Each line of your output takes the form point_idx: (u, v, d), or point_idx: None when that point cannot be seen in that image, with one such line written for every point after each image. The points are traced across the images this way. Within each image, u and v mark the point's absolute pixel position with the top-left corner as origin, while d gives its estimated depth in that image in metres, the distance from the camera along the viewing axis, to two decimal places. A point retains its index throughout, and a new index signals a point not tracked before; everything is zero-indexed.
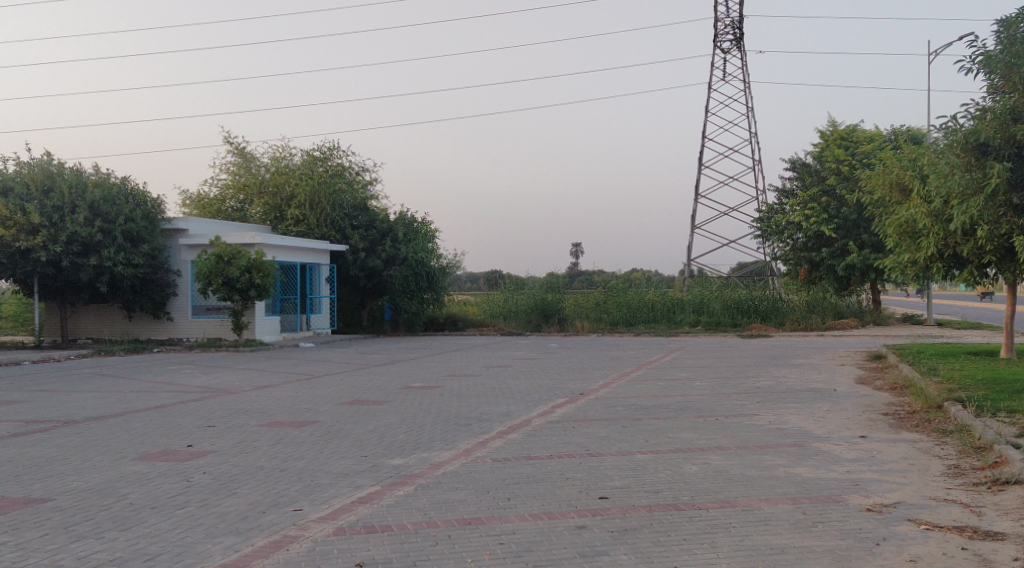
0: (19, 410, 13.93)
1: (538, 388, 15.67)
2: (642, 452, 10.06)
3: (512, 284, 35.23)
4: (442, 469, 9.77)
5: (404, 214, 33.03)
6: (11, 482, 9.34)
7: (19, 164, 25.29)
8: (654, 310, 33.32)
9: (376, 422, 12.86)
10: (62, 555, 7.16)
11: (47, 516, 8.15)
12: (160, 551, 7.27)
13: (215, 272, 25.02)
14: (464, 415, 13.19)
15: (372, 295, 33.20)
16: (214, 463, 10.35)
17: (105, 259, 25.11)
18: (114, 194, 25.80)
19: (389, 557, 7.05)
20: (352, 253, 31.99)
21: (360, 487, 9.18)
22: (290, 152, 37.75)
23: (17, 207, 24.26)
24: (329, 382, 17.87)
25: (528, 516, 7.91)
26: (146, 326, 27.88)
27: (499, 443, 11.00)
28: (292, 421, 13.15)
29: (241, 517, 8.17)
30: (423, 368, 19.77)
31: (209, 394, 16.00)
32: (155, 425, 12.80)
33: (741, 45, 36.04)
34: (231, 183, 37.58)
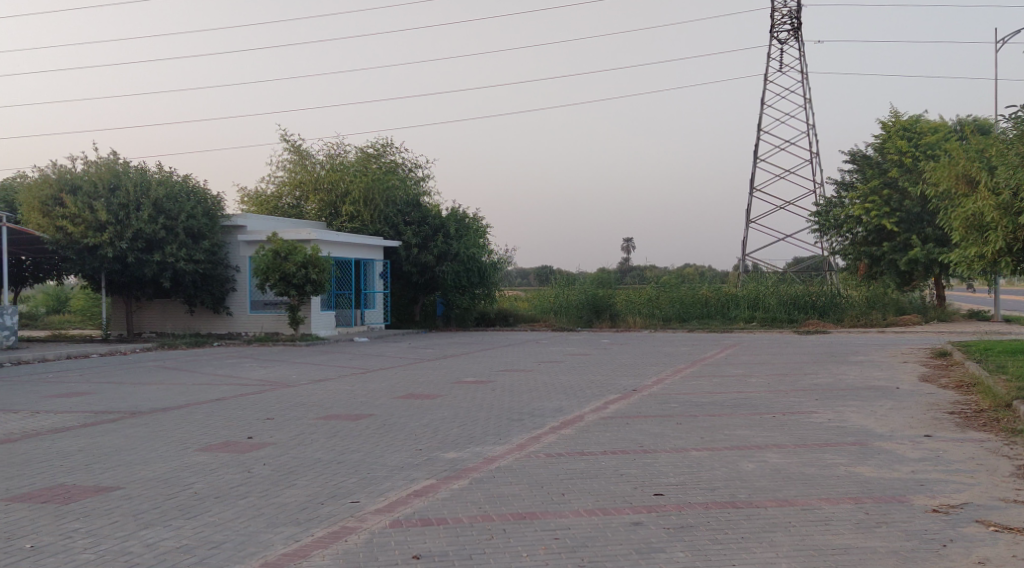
0: (87, 401, 14.33)
1: (591, 384, 15.61)
2: (697, 449, 9.99)
3: (563, 279, 35.05)
4: (497, 464, 9.81)
5: (456, 210, 33.14)
6: (81, 470, 9.62)
7: (86, 163, 25.88)
8: (707, 306, 33.04)
9: (430, 416, 12.96)
10: (131, 541, 7.35)
11: (116, 503, 8.37)
12: (223, 540, 7.42)
13: (272, 267, 25.41)
14: (518, 410, 13.22)
15: (425, 290, 33.41)
16: (273, 455, 10.52)
17: (169, 255, 25.63)
18: (177, 191, 26.32)
19: (446, 549, 7.09)
20: (405, 249, 32.27)
21: (415, 480, 9.27)
22: (344, 149, 38.08)
23: (85, 205, 24.87)
24: (384, 376, 18.04)
25: (583, 511, 7.90)
26: (206, 320, 28.46)
27: (554, 438, 11.00)
28: (348, 415, 13.31)
29: (300, 508, 8.29)
30: (475, 363, 19.84)
31: (268, 387, 16.29)
32: (216, 417, 13.06)
33: (799, 35, 35.45)
34: (287, 181, 38.02)
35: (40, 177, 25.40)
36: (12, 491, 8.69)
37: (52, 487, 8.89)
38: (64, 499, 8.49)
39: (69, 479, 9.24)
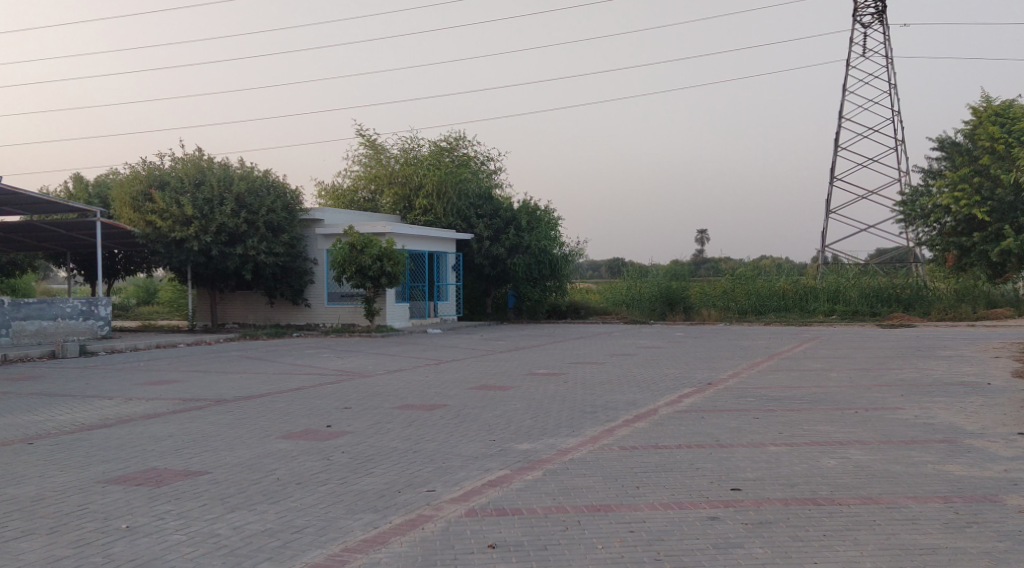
0: (175, 388, 14.87)
1: (666, 377, 15.53)
2: (776, 444, 9.90)
3: (636, 271, 34.81)
4: (571, 456, 9.87)
5: (528, 202, 33.25)
6: (171, 454, 10.01)
7: (173, 159, 26.78)
8: (784, 299, 32.51)
9: (504, 408, 13.09)
10: (219, 523, 7.64)
11: (205, 487, 8.70)
12: (306, 525, 7.65)
13: (349, 260, 25.90)
14: (592, 402, 13.26)
15: (496, 283, 33.65)
16: (351, 443, 10.77)
17: (250, 248, 26.29)
18: (258, 186, 26.97)
19: (521, 539, 7.19)
20: (478, 242, 32.52)
21: (490, 470, 9.39)
22: (418, 144, 38.59)
23: (172, 200, 25.74)
24: (458, 367, 18.25)
25: (658, 505, 7.92)
26: (286, 312, 29.15)
27: (628, 431, 11.01)
28: (423, 405, 13.52)
29: (378, 496, 8.48)
30: (548, 355, 19.89)
31: (345, 377, 16.65)
32: (296, 405, 13.42)
33: (883, 19, 34.58)
34: (362, 175, 38.62)
35: (131, 174, 26.43)
36: (108, 474, 9.10)
37: (145, 470, 9.27)
38: (156, 482, 8.86)
39: (159, 463, 9.62)
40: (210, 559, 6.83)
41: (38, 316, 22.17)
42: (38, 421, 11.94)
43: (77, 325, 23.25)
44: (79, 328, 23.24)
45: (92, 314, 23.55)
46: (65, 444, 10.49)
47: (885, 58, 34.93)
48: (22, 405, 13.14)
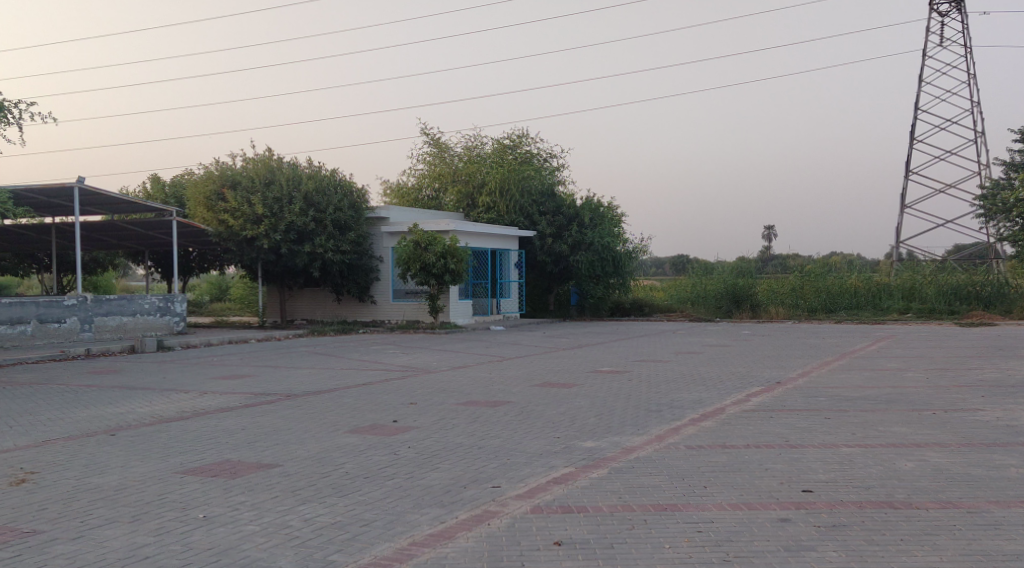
0: (247, 383, 15.21)
1: (734, 375, 15.38)
2: (848, 445, 9.74)
3: (701, 268, 34.45)
4: (636, 454, 9.85)
5: (592, 199, 33.21)
6: (244, 447, 10.26)
7: (245, 159, 27.33)
8: (857, 295, 32.07)
9: (569, 405, 13.12)
10: (291, 516, 7.80)
11: (277, 480, 8.90)
12: (375, 518, 7.77)
13: (413, 257, 26.16)
14: (658, 400, 13.20)
15: (559, 280, 33.66)
16: (418, 438, 10.89)
17: (318, 246, 26.72)
18: (325, 185, 27.38)
19: (587, 537, 7.20)
20: (540, 239, 32.56)
21: (555, 467, 9.42)
22: (481, 142, 38.89)
23: (244, 199, 26.30)
24: (522, 365, 18.29)
25: (726, 505, 7.86)
26: (352, 308, 29.60)
27: (694, 430, 10.92)
28: (487, 401, 13.62)
29: (444, 491, 8.57)
30: (612, 353, 19.84)
31: (410, 373, 16.85)
32: (364, 401, 13.61)
33: (961, 7, 33.64)
34: (427, 173, 39.09)
35: (205, 174, 27.04)
36: (184, 465, 9.36)
37: (220, 462, 9.52)
38: (231, 473, 9.09)
39: (233, 455, 9.87)
40: (283, 550, 6.98)
41: (119, 311, 22.87)
42: (119, 413, 12.33)
43: (155, 321, 23.94)
44: (157, 324, 23.94)
45: (168, 311, 24.27)
46: (144, 436, 10.81)
47: (964, 47, 33.97)
48: (103, 397, 13.59)
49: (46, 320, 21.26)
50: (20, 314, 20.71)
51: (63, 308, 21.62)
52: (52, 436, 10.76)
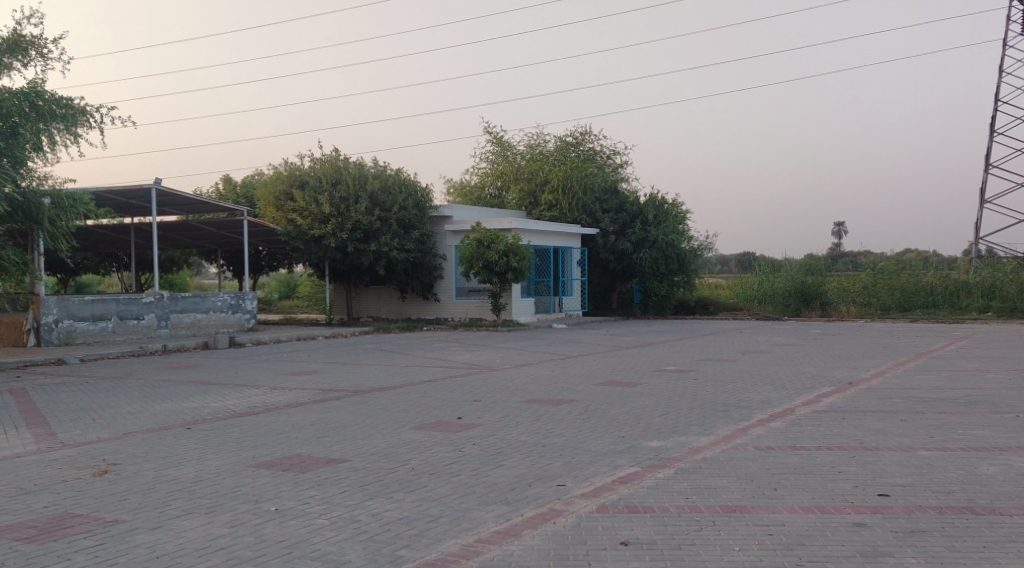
0: (316, 379, 15.45)
1: (804, 375, 15.09)
2: (926, 448, 9.47)
3: (768, 266, 33.91)
4: (704, 454, 9.74)
5: (655, 196, 32.92)
6: (313, 442, 10.41)
7: (313, 160, 27.79)
8: (934, 294, 31.23)
9: (633, 404, 13.02)
10: (359, 510, 7.89)
11: (345, 475, 9.01)
12: (440, 515, 7.81)
13: (477, 256, 26.28)
14: (725, 400, 13.03)
15: (622, 278, 33.48)
16: (482, 436, 10.93)
17: (383, 245, 27.03)
18: (391, 184, 27.64)
19: (654, 538, 7.14)
20: (603, 237, 32.42)
21: (620, 467, 9.36)
22: (544, 140, 38.97)
23: (311, 199, 26.75)
24: (585, 363, 18.24)
25: (798, 508, 7.72)
26: (417, 306, 29.88)
27: (763, 431, 10.74)
28: (550, 399, 13.61)
29: (509, 489, 8.58)
30: (677, 352, 19.64)
31: (474, 370, 16.95)
32: (429, 397, 13.71)
33: None
34: (490, 172, 39.41)
35: (274, 174, 27.58)
36: (256, 459, 9.54)
37: (290, 456, 9.68)
38: (301, 468, 9.23)
39: (302, 450, 10.03)
40: (352, 544, 7.06)
41: (193, 309, 23.44)
42: (194, 407, 12.63)
43: (227, 318, 24.50)
44: (229, 321, 24.50)
45: (240, 308, 24.82)
46: (218, 430, 11.04)
47: None
48: (178, 392, 13.96)
49: (126, 317, 21.86)
50: (102, 311, 21.34)
51: (142, 305, 22.22)
52: (132, 429, 11.08)
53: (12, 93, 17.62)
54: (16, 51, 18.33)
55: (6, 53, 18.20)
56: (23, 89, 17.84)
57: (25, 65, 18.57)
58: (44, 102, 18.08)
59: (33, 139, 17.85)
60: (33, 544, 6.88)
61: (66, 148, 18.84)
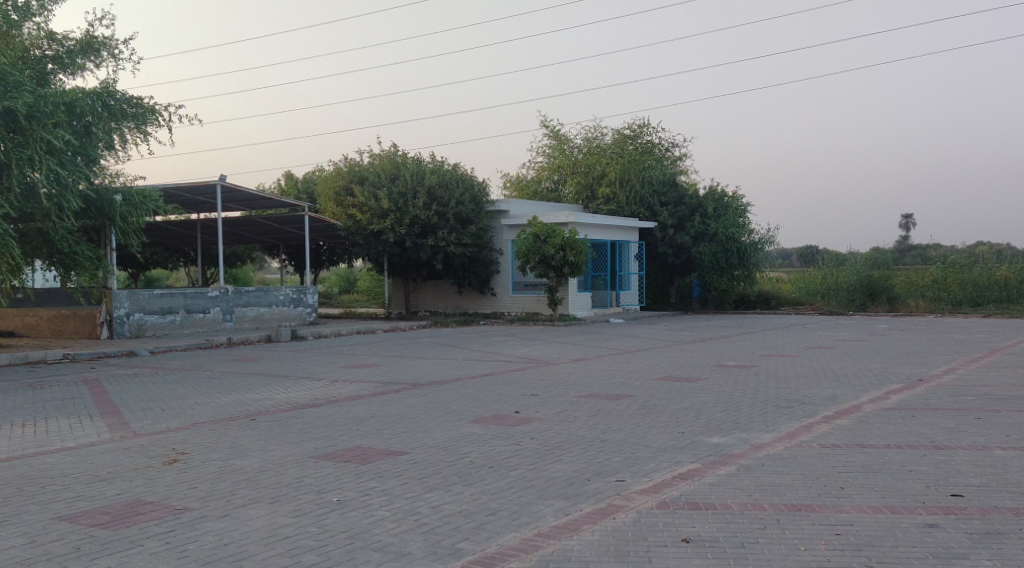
0: (376, 372, 15.60)
1: (869, 372, 14.75)
2: (1001, 448, 9.18)
3: (832, 260, 33.24)
4: (766, 451, 9.56)
5: (715, 189, 32.52)
6: (374, 434, 10.50)
7: (371, 156, 28.09)
8: (1007, 288, 30.27)
9: (693, 400, 12.87)
10: (420, 502, 7.92)
11: (405, 467, 9.06)
12: (500, 508, 7.81)
13: (533, 250, 26.26)
14: (787, 396, 12.81)
15: (680, 272, 33.17)
16: (540, 430, 10.90)
17: (441, 240, 27.18)
18: (448, 179, 27.77)
19: (716, 535, 7.04)
20: (661, 231, 32.19)
21: (680, 463, 9.25)
22: (602, 133, 38.82)
23: (371, 194, 27.03)
24: (644, 358, 18.10)
25: (867, 508, 7.54)
26: (474, 300, 29.99)
27: (828, 428, 10.53)
28: (608, 394, 13.53)
29: (568, 483, 8.53)
30: (737, 347, 19.37)
31: (531, 365, 16.94)
32: (487, 391, 13.73)
33: None
34: (547, 166, 39.61)
35: (334, 170, 27.98)
36: (319, 450, 9.65)
37: (351, 448, 9.76)
38: (362, 460, 9.31)
39: (363, 442, 10.11)
40: (413, 536, 7.08)
41: (257, 303, 23.84)
42: (258, 399, 12.84)
43: (289, 312, 24.87)
44: (291, 315, 24.86)
45: (301, 302, 25.15)
46: (282, 421, 11.21)
47: None
48: (243, 384, 14.21)
49: (192, 310, 22.30)
50: (169, 305, 21.75)
51: (208, 299, 22.63)
52: (199, 420, 11.30)
53: (86, 94, 18.02)
54: (89, 52, 18.76)
55: (80, 54, 18.64)
56: (96, 89, 18.22)
57: (98, 65, 19.02)
58: (116, 102, 18.47)
59: (105, 137, 18.36)
60: (107, 530, 7.03)
61: (136, 147, 19.30)
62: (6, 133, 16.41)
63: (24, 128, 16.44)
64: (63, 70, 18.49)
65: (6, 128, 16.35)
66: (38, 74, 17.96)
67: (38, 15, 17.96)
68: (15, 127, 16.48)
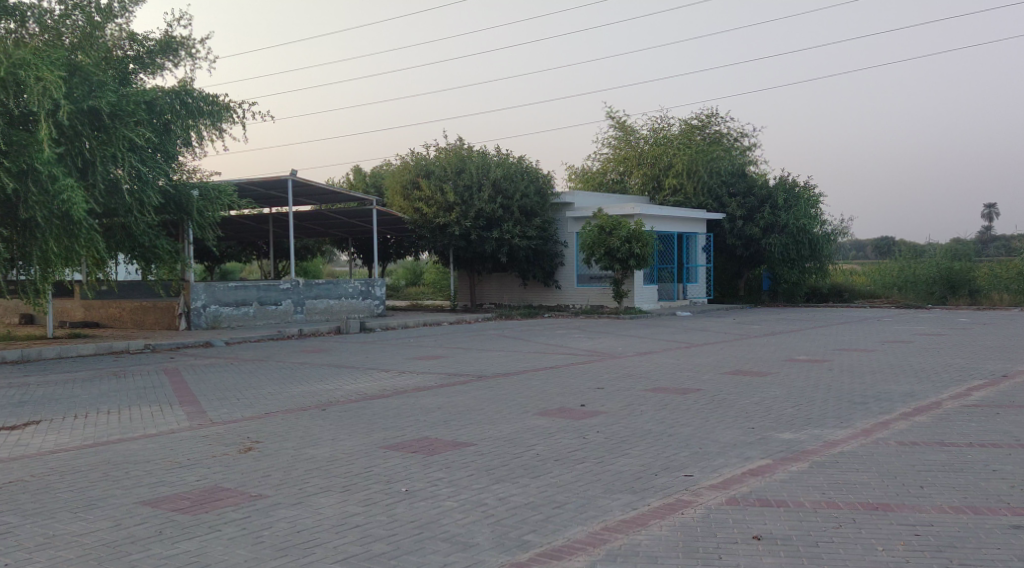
0: (443, 364, 15.69)
1: (949, 368, 14.27)
2: None
3: (910, 251, 32.30)
4: (840, 448, 9.32)
5: (786, 179, 31.82)
6: (440, 426, 10.54)
7: (438, 150, 28.26)
8: None
9: (762, 394, 12.65)
10: (486, 494, 7.91)
11: (472, 458, 9.07)
12: (566, 501, 7.76)
13: (598, 242, 26.12)
14: (862, 392, 12.48)
15: (749, 264, 32.66)
16: (606, 423, 10.81)
17: (505, 233, 27.16)
18: (514, 171, 27.74)
19: (789, 533, 6.88)
20: (730, 222, 31.71)
21: (751, 458, 9.08)
22: (669, 123, 38.37)
23: (436, 187, 27.24)
24: (713, 351, 17.85)
25: (947, 508, 7.30)
26: (539, 292, 29.98)
27: (906, 425, 10.23)
28: (676, 388, 13.38)
29: (635, 478, 8.44)
30: (809, 341, 18.96)
31: (597, 358, 16.86)
32: (552, 384, 13.70)
33: None
34: (613, 157, 39.39)
35: (401, 164, 28.23)
36: (387, 440, 9.73)
37: (419, 439, 9.81)
38: (429, 450, 9.35)
39: (430, 433, 10.16)
40: (480, 527, 7.08)
41: (326, 295, 24.20)
42: (328, 389, 13.02)
43: (358, 304, 25.19)
44: (359, 307, 25.17)
45: (369, 294, 25.46)
46: (351, 411, 11.34)
47: None
48: (314, 374, 14.42)
49: (265, 302, 22.72)
50: (243, 297, 22.22)
51: (279, 291, 23.03)
52: (272, 409, 11.49)
53: (165, 92, 18.49)
54: (168, 52, 19.25)
55: (159, 53, 19.13)
56: (175, 87, 18.66)
57: (176, 65, 19.49)
58: (194, 100, 18.90)
59: (183, 134, 18.86)
60: (187, 515, 7.19)
61: (213, 143, 19.69)
62: (91, 132, 16.85)
63: (108, 126, 16.91)
64: (143, 70, 18.96)
65: (90, 127, 16.82)
66: (122, 74, 18.38)
67: (120, 16, 18.45)
68: (100, 126, 16.95)
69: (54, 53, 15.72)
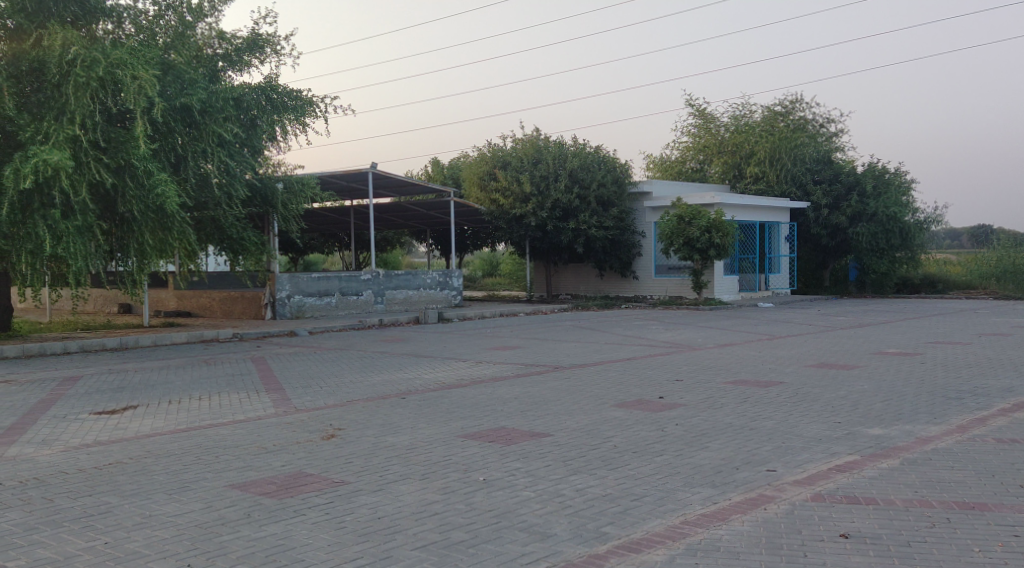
0: (520, 354, 15.65)
1: None
2: None
3: (1009, 241, 30.96)
4: (933, 445, 8.93)
5: (874, 166, 30.85)
6: (517, 416, 10.50)
7: (515, 140, 28.23)
8: None
9: (848, 388, 12.26)
10: (564, 485, 7.82)
11: (549, 448, 9.00)
12: (644, 493, 7.62)
13: (677, 233, 25.72)
14: (956, 387, 11.97)
15: (836, 254, 31.85)
16: (685, 416, 10.60)
17: (582, 223, 27.13)
18: (591, 161, 27.52)
19: (879, 532, 6.61)
20: (815, 211, 30.93)
21: (837, 454, 8.78)
22: (751, 111, 37.56)
23: (513, 178, 27.19)
24: (796, 343, 17.41)
25: None
26: (616, 284, 29.72)
27: (1002, 422, 9.77)
28: (757, 380, 13.07)
29: (716, 471, 8.25)
30: (899, 333, 18.32)
31: (676, 349, 16.62)
32: (630, 375, 13.53)
33: None
34: (693, 145, 38.81)
35: (478, 155, 28.30)
36: (464, 430, 9.71)
37: (496, 429, 9.78)
38: (506, 440, 9.30)
39: (506, 422, 10.12)
40: (558, 518, 6.99)
41: (405, 285, 24.43)
42: (407, 378, 13.13)
43: (435, 294, 25.34)
44: (437, 297, 25.32)
45: (447, 285, 25.57)
46: (429, 400, 11.39)
47: None
48: (392, 363, 14.55)
49: (347, 292, 23.06)
50: (326, 287, 22.59)
51: (360, 282, 23.37)
52: (353, 397, 11.63)
53: (251, 88, 18.93)
54: (254, 49, 19.59)
55: (246, 51, 19.47)
56: (261, 83, 19.06)
57: (262, 61, 19.83)
58: (279, 95, 19.29)
59: (269, 129, 19.22)
60: (273, 499, 7.28)
61: (296, 137, 19.99)
62: (184, 128, 17.25)
63: (198, 122, 17.27)
64: (231, 67, 19.36)
65: (183, 122, 17.20)
66: (211, 71, 18.77)
67: (210, 15, 18.86)
68: (191, 122, 17.33)
69: (149, 53, 16.10)
